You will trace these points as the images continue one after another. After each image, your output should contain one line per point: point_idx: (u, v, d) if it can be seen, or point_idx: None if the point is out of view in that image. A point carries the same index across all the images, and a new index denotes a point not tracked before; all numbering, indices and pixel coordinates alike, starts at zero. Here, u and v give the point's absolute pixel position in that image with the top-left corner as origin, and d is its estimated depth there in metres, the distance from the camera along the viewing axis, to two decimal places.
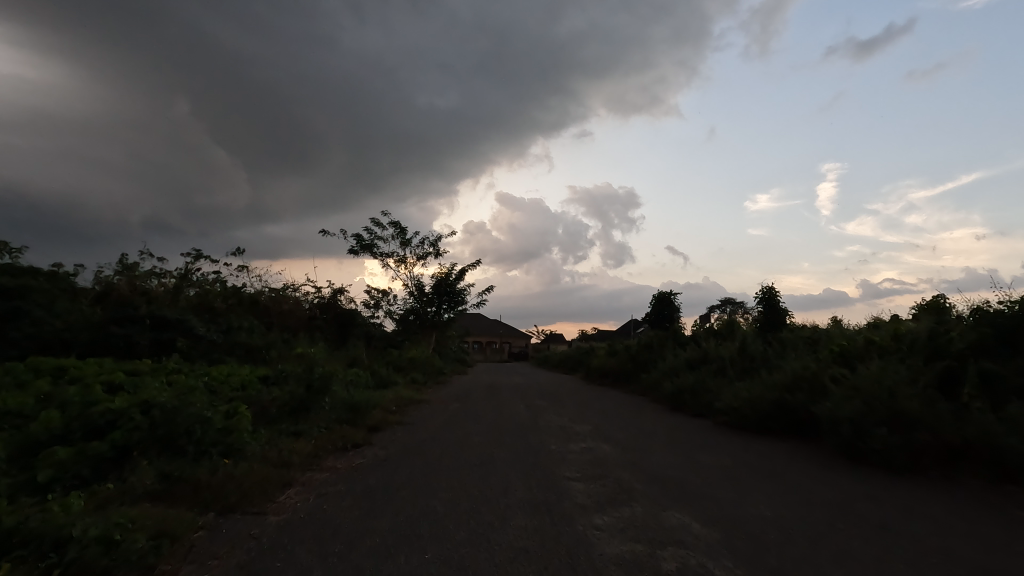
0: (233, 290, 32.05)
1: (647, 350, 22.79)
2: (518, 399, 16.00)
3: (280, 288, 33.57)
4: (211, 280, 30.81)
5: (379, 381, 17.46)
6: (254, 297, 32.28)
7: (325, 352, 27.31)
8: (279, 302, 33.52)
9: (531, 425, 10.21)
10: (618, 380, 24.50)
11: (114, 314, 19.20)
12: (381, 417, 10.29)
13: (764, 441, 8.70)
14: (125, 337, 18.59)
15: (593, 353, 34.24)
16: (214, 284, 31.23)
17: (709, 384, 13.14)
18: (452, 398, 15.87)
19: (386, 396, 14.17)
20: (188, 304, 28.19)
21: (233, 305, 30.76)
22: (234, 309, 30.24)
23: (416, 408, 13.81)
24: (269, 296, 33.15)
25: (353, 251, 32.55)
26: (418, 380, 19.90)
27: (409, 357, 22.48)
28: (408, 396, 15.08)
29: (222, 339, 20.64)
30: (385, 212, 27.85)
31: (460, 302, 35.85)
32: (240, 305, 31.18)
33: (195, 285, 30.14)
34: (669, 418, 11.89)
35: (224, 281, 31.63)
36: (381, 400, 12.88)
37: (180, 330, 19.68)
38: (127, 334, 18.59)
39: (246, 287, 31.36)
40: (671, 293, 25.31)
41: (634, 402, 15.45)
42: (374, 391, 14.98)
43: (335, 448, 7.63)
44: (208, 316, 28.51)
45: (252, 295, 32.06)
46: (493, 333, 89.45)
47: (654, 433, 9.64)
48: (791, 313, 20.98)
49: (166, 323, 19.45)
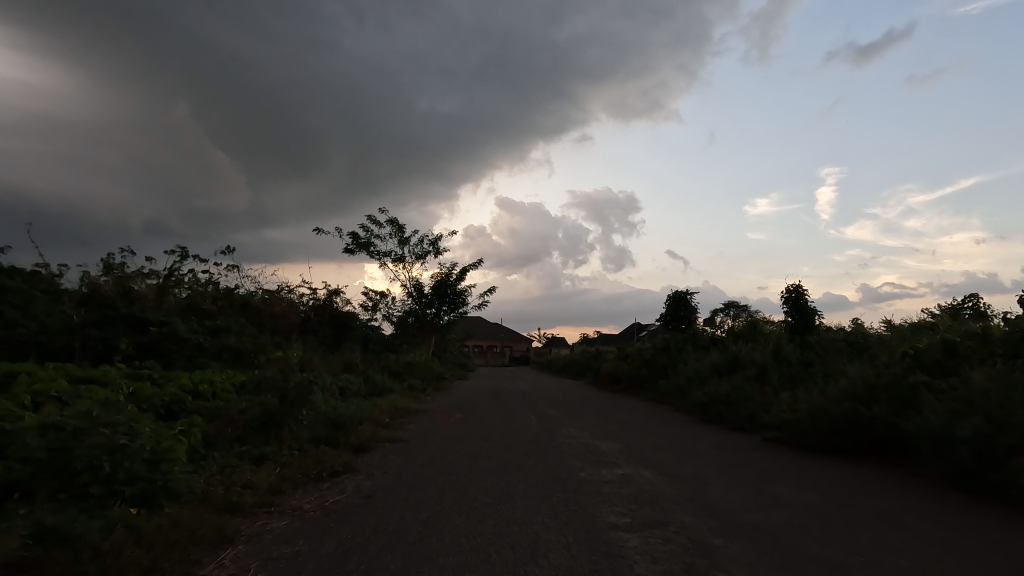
0: (224, 292, 30.38)
1: (663, 354, 21.15)
2: (528, 409, 14.31)
3: (274, 289, 31.96)
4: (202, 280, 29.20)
5: (376, 389, 15.81)
6: (246, 299, 30.60)
7: (319, 357, 25.65)
8: (272, 304, 31.87)
9: (549, 444, 8.56)
10: (631, 386, 22.83)
11: (89, 317, 17.56)
12: (369, 434, 8.65)
13: (840, 467, 7.06)
14: (100, 341, 16.95)
15: (600, 358, 32.56)
16: (204, 285, 29.61)
17: (748, 393, 11.49)
18: (454, 408, 14.21)
19: (379, 407, 12.49)
20: (175, 307, 26.53)
21: (224, 307, 29.13)
22: (224, 312, 28.56)
23: (413, 421, 12.10)
24: (262, 297, 31.53)
25: (349, 250, 31.03)
26: (418, 387, 18.27)
27: (407, 361, 20.81)
28: (405, 406, 13.39)
29: (208, 342, 19.02)
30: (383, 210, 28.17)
31: (461, 303, 34.17)
32: (232, 307, 29.55)
33: (185, 287, 28.53)
34: (707, 432, 10.22)
35: (215, 282, 30.02)
36: (373, 412, 11.20)
37: (162, 334, 18.05)
38: (98, 338, 16.91)
39: (238, 288, 29.76)
40: (687, 293, 23.66)
41: (658, 413, 13.77)
42: (367, 401, 13.27)
43: (306, 479, 6.00)
44: (196, 319, 26.85)
45: (245, 297, 30.43)
46: (494, 337, 87.71)
47: (699, 454, 7.98)
48: (820, 314, 19.37)
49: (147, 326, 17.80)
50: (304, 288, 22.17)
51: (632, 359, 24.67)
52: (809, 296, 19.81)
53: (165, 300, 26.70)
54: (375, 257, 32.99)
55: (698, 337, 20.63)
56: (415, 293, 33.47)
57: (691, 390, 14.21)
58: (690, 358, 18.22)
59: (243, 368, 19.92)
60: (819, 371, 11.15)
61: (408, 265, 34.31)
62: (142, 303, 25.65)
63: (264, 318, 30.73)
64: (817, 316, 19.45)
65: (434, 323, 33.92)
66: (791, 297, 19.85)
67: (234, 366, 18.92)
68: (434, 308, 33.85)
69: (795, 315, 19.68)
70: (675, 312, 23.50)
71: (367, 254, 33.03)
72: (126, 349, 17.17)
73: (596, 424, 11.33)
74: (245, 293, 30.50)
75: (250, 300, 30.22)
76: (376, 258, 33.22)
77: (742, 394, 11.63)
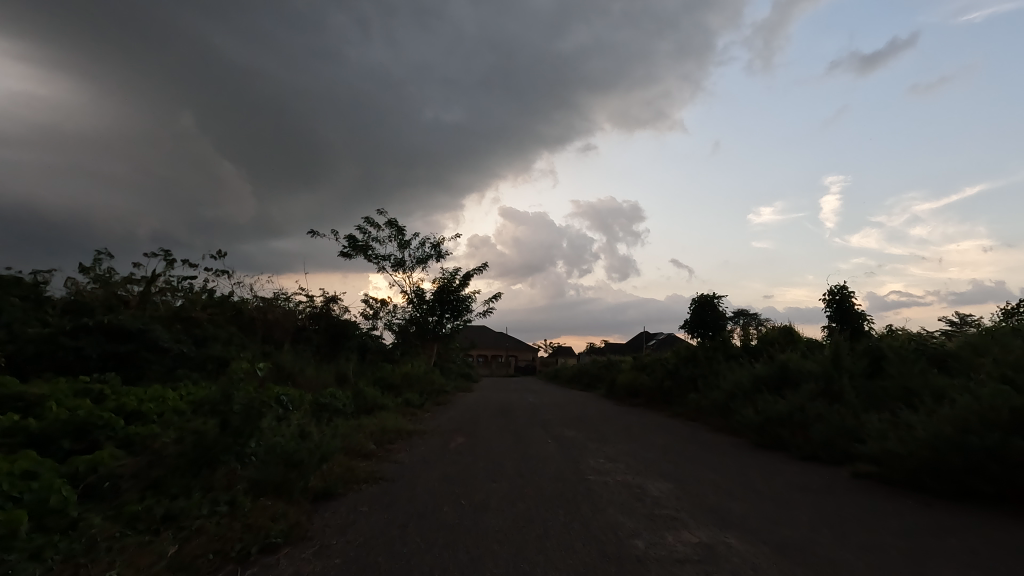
0: (215, 299, 28.36)
1: (690, 364, 18.99)
2: (546, 431, 12.13)
3: (269, 296, 30.02)
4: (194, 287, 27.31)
5: (368, 406, 13.75)
6: (239, 307, 28.59)
7: (313, 368, 23.66)
8: (267, 312, 29.90)
9: (581, 486, 6.44)
10: (653, 401, 20.64)
11: (63, 325, 15.49)
12: (342, 474, 6.55)
13: (1005, 533, 4.94)
14: (75, 351, 14.87)
15: (614, 368, 30.36)
16: (195, 292, 27.70)
17: (819, 413, 9.31)
18: (456, 428, 12.09)
19: (367, 430, 10.38)
20: (162, 314, 24.53)
21: (215, 315, 27.20)
22: (215, 320, 26.56)
23: (405, 444, 9.98)
24: (257, 305, 29.58)
25: (345, 253, 29.15)
26: (416, 401, 16.16)
27: (405, 372, 18.69)
28: (398, 427, 11.26)
29: (193, 352, 16.96)
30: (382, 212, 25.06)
31: (465, 311, 32.09)
32: (224, 315, 27.63)
33: (175, 294, 26.61)
34: (776, 466, 8.04)
35: (208, 289, 28.14)
36: (356, 439, 9.09)
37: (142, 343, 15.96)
38: (59, 348, 14.80)
39: (231, 294, 27.85)
40: (712, 296, 21.54)
41: (698, 435, 11.59)
42: (354, 423, 11.14)
43: (227, 561, 3.95)
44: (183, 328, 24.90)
45: (237, 304, 28.50)
46: (499, 347, 85.47)
47: (790, 507, 5.84)
48: (868, 317, 17.22)
49: (125, 334, 15.72)
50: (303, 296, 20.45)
51: (653, 370, 22.48)
52: (855, 297, 17.70)
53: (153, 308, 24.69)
54: (373, 260, 31.02)
55: (729, 345, 18.46)
56: (417, 300, 31.43)
57: (736, 406, 12.04)
58: (726, 369, 16.04)
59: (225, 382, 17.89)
60: (908, 385, 9.02)
61: (408, 269, 32.33)
62: (128, 310, 23.63)
63: (257, 327, 28.68)
64: (865, 320, 17.33)
65: (437, 331, 31.86)
66: (835, 299, 17.74)
67: (215, 379, 16.86)
68: (437, 316, 31.80)
69: (839, 319, 17.58)
70: (701, 317, 21.34)
71: (365, 257, 31.08)
72: (99, 361, 15.06)
73: (629, 452, 9.23)
74: (238, 301, 28.50)
75: (242, 308, 28.21)
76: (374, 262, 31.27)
77: (811, 414, 9.46)
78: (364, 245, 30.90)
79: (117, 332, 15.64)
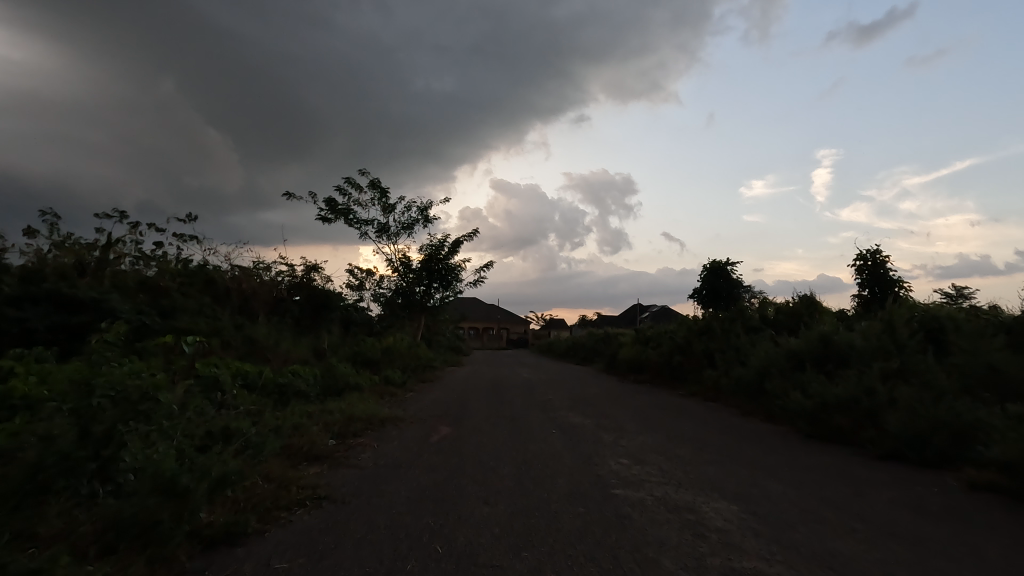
0: (185, 268, 26.05)
1: (703, 339, 17.09)
2: (547, 415, 10.20)
3: (247, 265, 27.75)
4: (163, 254, 25.03)
5: (340, 386, 11.78)
6: (211, 276, 26.33)
7: (289, 342, 21.66)
8: (243, 282, 27.61)
9: (612, 516, 4.48)
10: (661, 378, 18.82)
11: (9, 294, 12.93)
12: (266, 498, 4.52)
13: None
14: (18, 324, 12.50)
15: (613, 341, 28.58)
16: (165, 260, 25.42)
17: (896, 399, 7.40)
18: (441, 414, 10.14)
19: (330, 418, 8.39)
20: (126, 282, 22.24)
21: (186, 285, 24.96)
22: (185, 290, 24.33)
23: (376, 435, 8.00)
24: (232, 275, 27.34)
25: (324, 218, 26.92)
26: (397, 380, 14.20)
27: (387, 347, 16.66)
28: (370, 412, 9.30)
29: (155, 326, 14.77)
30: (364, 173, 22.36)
31: (455, 281, 29.97)
32: (194, 286, 25.37)
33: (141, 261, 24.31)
34: (857, 471, 6.13)
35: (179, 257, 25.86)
36: (309, 434, 7.06)
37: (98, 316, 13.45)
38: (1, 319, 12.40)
39: (202, 263, 25.55)
40: (726, 262, 19.55)
41: (730, 422, 9.70)
42: (317, 409, 9.17)
43: None
44: (148, 298, 22.62)
45: (210, 274, 26.24)
46: (490, 319, 83.75)
47: (931, 553, 3.92)
48: (906, 285, 15.32)
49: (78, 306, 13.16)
50: (277, 263, 18.33)
51: (659, 344, 20.64)
52: (890, 263, 15.80)
53: (116, 273, 22.37)
54: (355, 225, 28.78)
55: (748, 317, 16.58)
56: (403, 269, 29.25)
57: (773, 387, 10.15)
58: (749, 344, 14.16)
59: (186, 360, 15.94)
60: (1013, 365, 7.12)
61: (393, 235, 30.09)
62: (86, 277, 21.31)
63: (232, 298, 26.49)
64: (901, 287, 15.47)
65: (425, 303, 29.78)
66: (867, 264, 15.85)
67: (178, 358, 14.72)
68: (425, 286, 29.69)
69: (871, 286, 15.73)
70: (713, 286, 19.39)
71: (346, 222, 28.80)
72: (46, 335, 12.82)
73: (658, 449, 7.30)
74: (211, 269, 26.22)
75: (215, 278, 25.97)
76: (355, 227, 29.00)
77: (884, 400, 7.55)
78: (345, 209, 28.57)
79: (69, 301, 13.04)
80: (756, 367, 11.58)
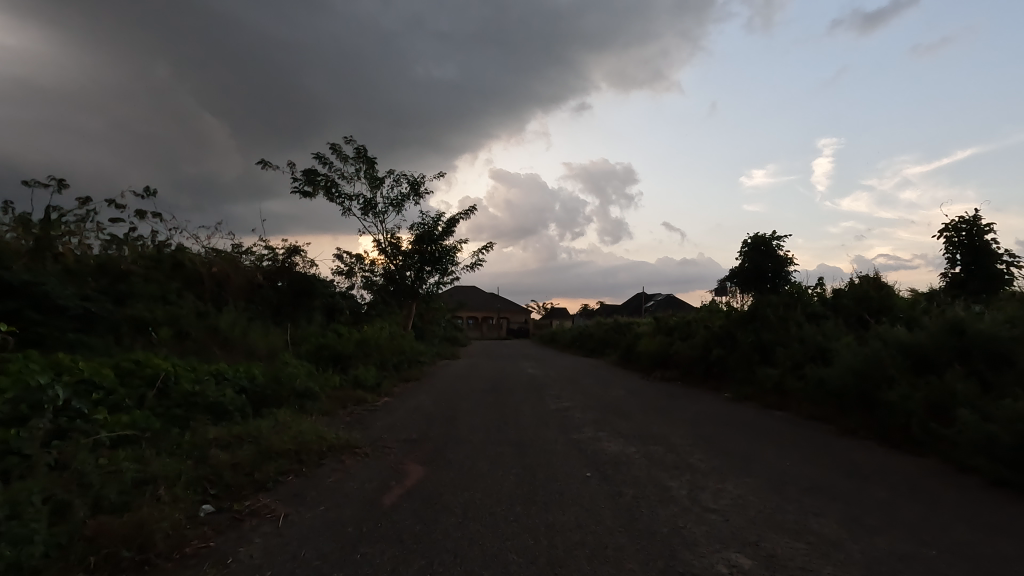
0: (148, 250, 22.71)
1: (751, 329, 13.95)
2: (570, 438, 7.05)
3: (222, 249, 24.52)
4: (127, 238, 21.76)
5: (286, 395, 8.65)
6: (179, 259, 23.01)
7: (260, 332, 18.60)
8: (220, 266, 24.35)
9: None
10: (694, 376, 15.72)
11: None
12: None
13: None
14: None
15: (628, 331, 25.41)
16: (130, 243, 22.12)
17: None
18: (417, 436, 7.06)
19: (231, 457, 5.22)
20: (79, 266, 18.97)
21: (150, 269, 21.65)
22: (148, 274, 21.05)
23: (297, 488, 4.84)
24: (205, 259, 24.05)
25: (305, 192, 23.76)
26: (370, 381, 11.12)
27: (363, 338, 13.60)
28: (305, 438, 6.16)
29: (102, 310, 14.56)
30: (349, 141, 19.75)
31: (451, 265, 26.72)
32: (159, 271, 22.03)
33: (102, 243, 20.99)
34: None
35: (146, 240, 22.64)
36: (161, 504, 3.90)
37: None
38: None
39: (168, 243, 22.27)
40: (771, 236, 16.31)
41: (842, 452, 6.57)
42: (227, 440, 6.01)
43: None
44: (103, 283, 19.37)
45: (178, 257, 22.91)
46: (490, 309, 80.76)
47: None
48: (1013, 261, 12.18)
49: None
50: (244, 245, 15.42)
51: (688, 335, 17.53)
52: (991, 233, 12.58)
53: (63, 254, 19.01)
54: (338, 200, 25.59)
55: (809, 303, 13.39)
56: (392, 251, 26.12)
57: (900, 400, 7.00)
58: (822, 336, 11.01)
59: (117, 355, 12.78)
60: None
61: (381, 212, 26.89)
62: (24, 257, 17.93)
63: (206, 283, 23.24)
64: (1006, 263, 12.29)
65: (418, 290, 26.60)
66: (962, 235, 12.63)
67: (112, 355, 12.62)
68: (417, 271, 26.45)
69: (967, 263, 12.55)
70: (758, 266, 16.10)
71: (329, 197, 25.56)
72: None
73: (786, 526, 4.13)
74: (179, 253, 22.91)
75: (184, 261, 22.61)
76: (339, 202, 25.82)
77: None
78: (328, 182, 25.31)
79: None
80: (853, 367, 8.41)
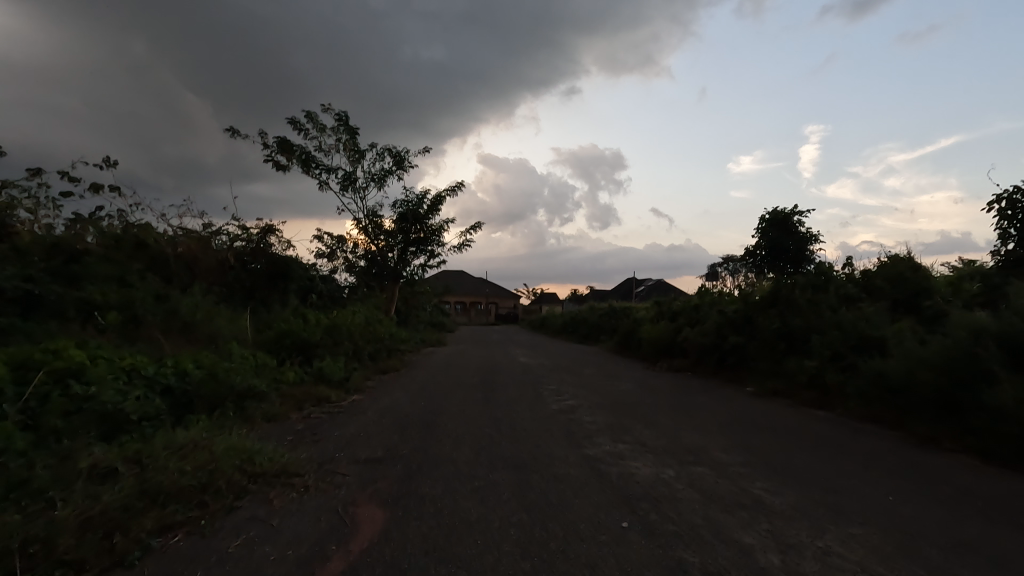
0: (113, 229, 20.47)
1: (774, 315, 12.33)
2: (585, 457, 5.38)
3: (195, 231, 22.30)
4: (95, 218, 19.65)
5: (222, 397, 6.86)
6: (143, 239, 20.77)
7: (225, 316, 16.69)
8: (192, 247, 22.13)
9: None
10: (706, 366, 14.14)
11: None
12: None
13: None
14: None
15: (625, 316, 23.81)
16: (95, 221, 19.95)
17: None
18: (382, 455, 5.34)
19: (88, 505, 3.44)
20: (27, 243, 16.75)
21: (112, 250, 19.40)
22: (109, 254, 18.84)
23: (180, 561, 3.10)
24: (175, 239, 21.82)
25: (279, 164, 21.58)
26: (336, 376, 9.34)
27: (334, 323, 11.79)
28: (224, 464, 4.42)
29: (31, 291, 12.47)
30: (329, 108, 18.75)
31: (437, 245, 24.85)
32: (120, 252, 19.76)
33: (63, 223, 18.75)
34: None
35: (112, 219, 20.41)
36: None
37: None
38: None
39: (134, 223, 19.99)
40: (793, 212, 14.63)
41: (945, 476, 4.97)
42: (112, 470, 4.24)
43: None
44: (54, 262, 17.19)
45: (145, 238, 20.64)
46: (478, 294, 78.88)
47: None
48: None
49: None
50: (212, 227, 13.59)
51: (696, 320, 15.94)
52: None
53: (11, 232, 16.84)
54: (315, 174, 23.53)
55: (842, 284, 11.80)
56: (374, 230, 24.18)
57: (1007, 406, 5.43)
58: (867, 323, 9.42)
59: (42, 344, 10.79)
60: None
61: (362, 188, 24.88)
62: None
63: (171, 263, 21.10)
64: None
65: (401, 272, 24.74)
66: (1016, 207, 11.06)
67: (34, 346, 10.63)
68: (401, 252, 24.60)
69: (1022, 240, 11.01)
70: (778, 245, 14.45)
71: (306, 170, 23.45)
72: None
73: None
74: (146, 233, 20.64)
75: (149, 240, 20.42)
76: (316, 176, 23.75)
77: None
78: (304, 154, 23.21)
79: None
80: (925, 362, 6.84)
